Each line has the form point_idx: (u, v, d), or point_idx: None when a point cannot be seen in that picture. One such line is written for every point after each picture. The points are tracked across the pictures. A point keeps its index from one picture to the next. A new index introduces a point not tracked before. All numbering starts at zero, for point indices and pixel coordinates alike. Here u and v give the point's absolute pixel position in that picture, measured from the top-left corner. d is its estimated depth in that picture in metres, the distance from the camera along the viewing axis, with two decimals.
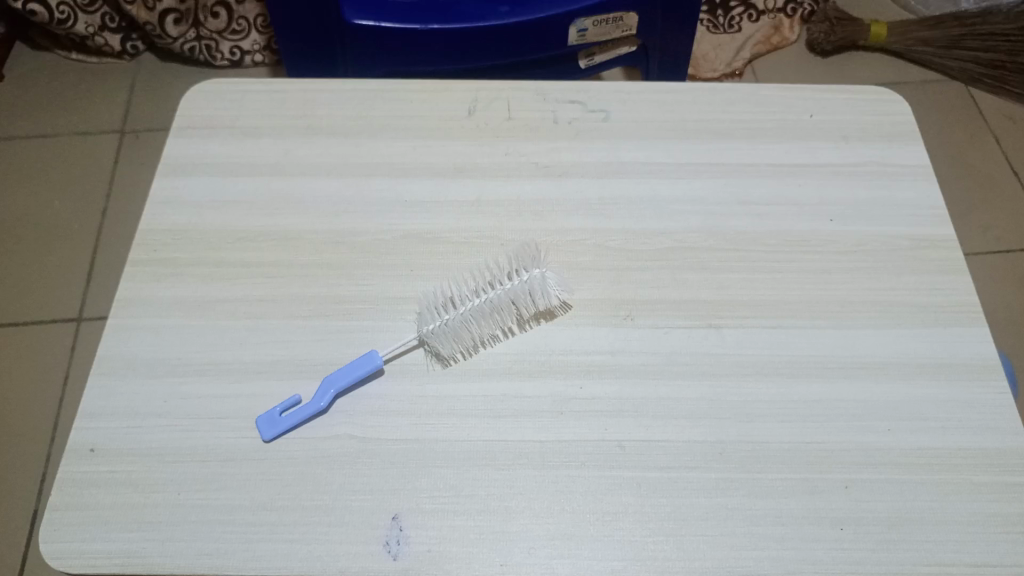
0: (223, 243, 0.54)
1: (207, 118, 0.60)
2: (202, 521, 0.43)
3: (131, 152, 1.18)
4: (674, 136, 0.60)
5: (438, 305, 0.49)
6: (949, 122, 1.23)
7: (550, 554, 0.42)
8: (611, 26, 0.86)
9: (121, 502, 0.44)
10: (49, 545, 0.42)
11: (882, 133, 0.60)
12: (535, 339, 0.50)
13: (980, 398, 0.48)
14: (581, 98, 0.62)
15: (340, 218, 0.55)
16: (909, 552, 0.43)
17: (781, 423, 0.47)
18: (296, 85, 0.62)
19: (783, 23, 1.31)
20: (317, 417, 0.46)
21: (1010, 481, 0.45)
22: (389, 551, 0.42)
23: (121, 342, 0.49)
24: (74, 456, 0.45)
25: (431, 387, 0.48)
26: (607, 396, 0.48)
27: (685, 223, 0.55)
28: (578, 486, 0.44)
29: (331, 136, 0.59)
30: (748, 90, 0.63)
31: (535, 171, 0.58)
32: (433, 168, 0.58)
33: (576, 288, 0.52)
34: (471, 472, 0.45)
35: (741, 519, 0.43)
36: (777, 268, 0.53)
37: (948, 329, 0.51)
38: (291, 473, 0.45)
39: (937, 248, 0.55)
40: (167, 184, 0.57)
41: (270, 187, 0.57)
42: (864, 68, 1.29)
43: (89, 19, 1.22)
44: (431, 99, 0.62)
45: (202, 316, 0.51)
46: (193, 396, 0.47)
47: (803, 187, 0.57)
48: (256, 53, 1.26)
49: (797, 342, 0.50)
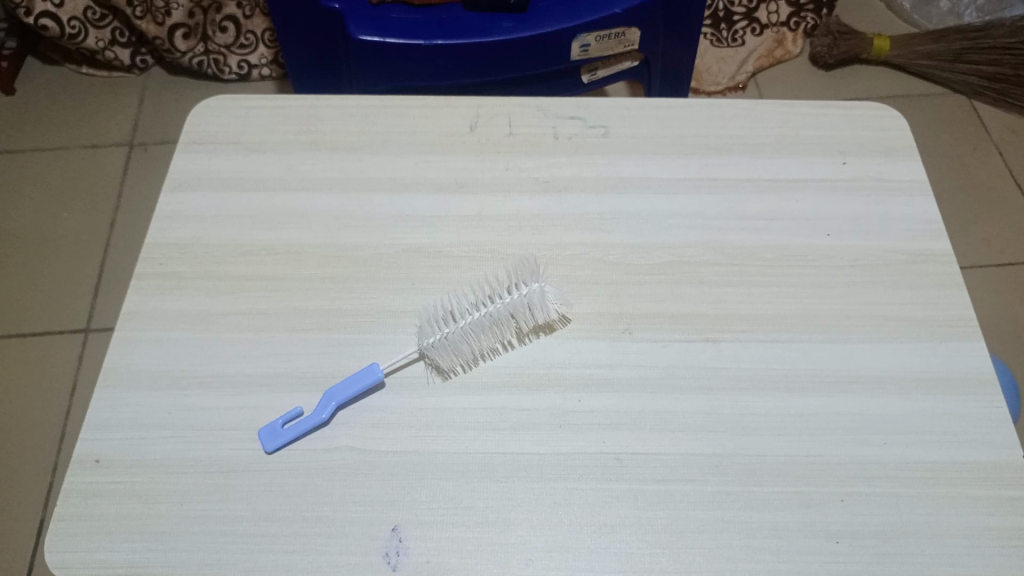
0: (227, 257, 0.55)
1: (213, 134, 0.61)
2: (204, 532, 0.44)
3: (140, 165, 1.20)
4: (674, 152, 0.61)
5: (438, 319, 0.50)
6: (951, 134, 1.23)
7: (547, 566, 0.43)
8: (614, 41, 0.87)
9: (125, 513, 0.44)
10: (54, 555, 0.43)
11: (880, 148, 0.61)
12: (535, 352, 0.50)
13: (979, 412, 0.48)
14: (581, 113, 0.63)
15: (343, 232, 0.56)
16: (904, 566, 0.43)
17: (778, 436, 0.47)
18: (301, 101, 0.63)
19: (786, 36, 1.32)
20: (318, 430, 0.47)
21: (1007, 495, 0.45)
22: (389, 562, 0.43)
23: (127, 354, 0.50)
24: (80, 467, 0.46)
25: (431, 399, 0.48)
26: (605, 408, 0.48)
27: (683, 237, 0.56)
28: (576, 498, 0.45)
29: (334, 152, 0.60)
30: (746, 106, 0.63)
31: (535, 186, 0.59)
32: (435, 183, 0.59)
33: (575, 301, 0.53)
34: (471, 484, 0.45)
35: (737, 532, 0.44)
36: (775, 282, 0.54)
37: (945, 344, 0.51)
38: (292, 484, 0.45)
39: (935, 263, 0.55)
40: (173, 199, 0.58)
41: (274, 202, 0.58)
42: (865, 82, 1.30)
43: (99, 33, 1.23)
44: (435, 116, 0.63)
45: (206, 329, 0.51)
46: (197, 408, 0.48)
47: (801, 202, 0.58)
48: (264, 67, 1.28)
49: (794, 356, 0.50)
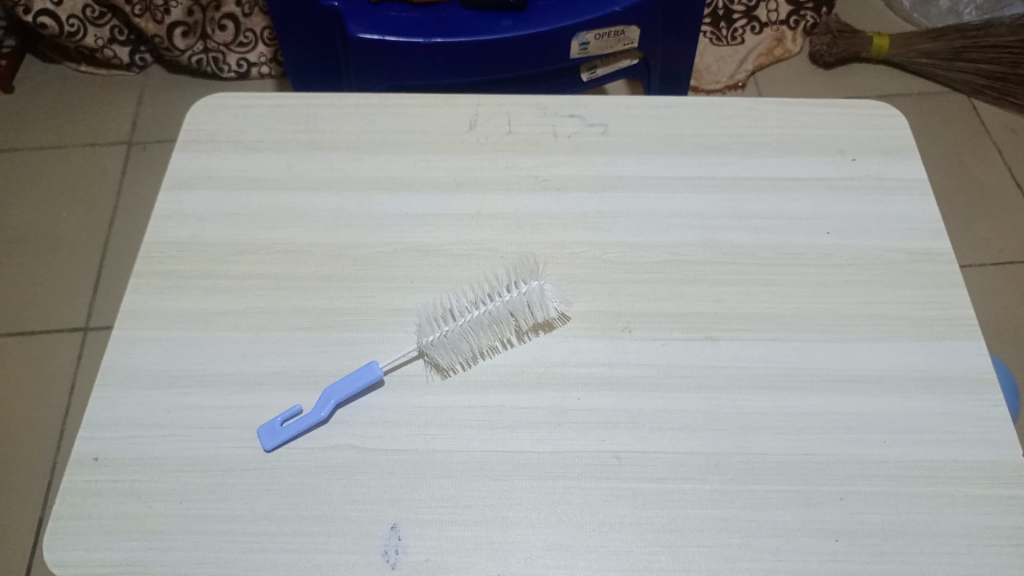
0: (226, 255, 0.55)
1: (212, 133, 0.61)
2: (204, 531, 0.44)
3: (139, 163, 1.20)
4: (673, 151, 0.61)
5: (437, 317, 0.50)
6: (950, 133, 1.23)
7: (547, 565, 0.43)
8: (613, 39, 0.87)
9: (124, 512, 0.44)
10: (53, 554, 0.43)
11: (880, 147, 0.61)
12: (534, 351, 0.50)
13: (977, 411, 0.48)
14: (580, 112, 0.63)
15: (342, 231, 0.56)
16: (903, 565, 0.43)
17: (777, 435, 0.47)
18: (299, 100, 0.63)
19: (785, 35, 1.32)
20: (317, 428, 0.47)
21: (1006, 494, 0.45)
22: (388, 561, 0.43)
23: (126, 353, 0.50)
24: (79, 466, 0.46)
25: (430, 398, 0.48)
26: (605, 407, 0.48)
27: (682, 236, 0.56)
28: (575, 497, 0.45)
29: (333, 150, 0.60)
30: (746, 105, 0.63)
31: (534, 185, 0.59)
32: (434, 182, 0.59)
33: (574, 300, 0.53)
34: (470, 483, 0.45)
35: (736, 531, 0.44)
36: (774, 281, 0.54)
37: (944, 343, 0.51)
38: (291, 483, 0.45)
39: (934, 262, 0.55)
40: (172, 197, 0.58)
41: (273, 201, 0.58)
42: (865, 80, 1.30)
43: (98, 31, 1.23)
44: (434, 115, 0.63)
45: (204, 328, 0.51)
46: (196, 407, 0.48)
47: (800, 201, 0.58)
48: (263, 66, 1.28)
49: (793, 355, 0.50)
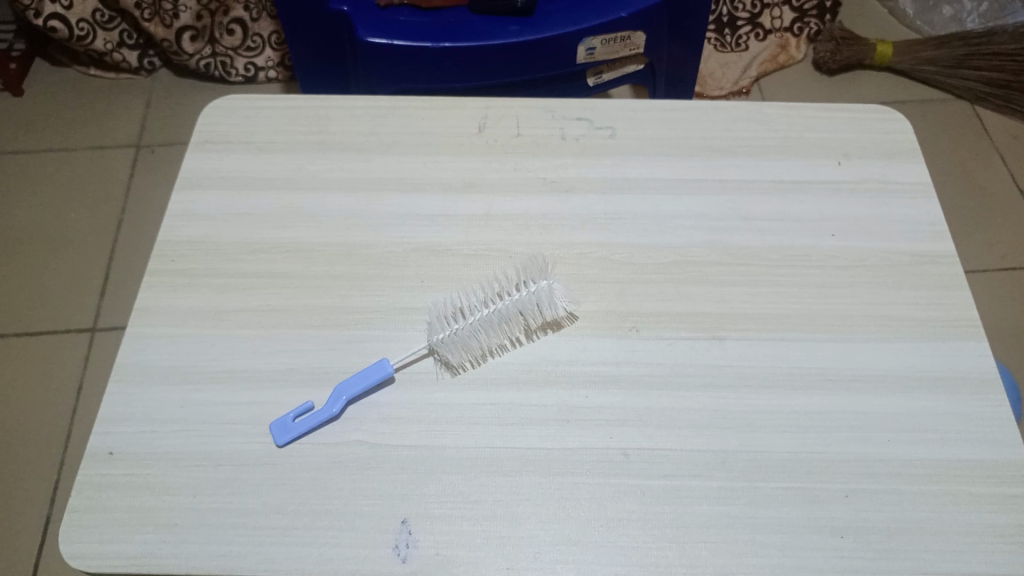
0: (238, 255, 0.56)
1: (225, 134, 0.62)
2: (216, 524, 0.44)
3: (146, 166, 1.21)
4: (678, 153, 0.61)
5: (447, 315, 0.51)
6: (953, 139, 1.24)
7: (554, 559, 0.43)
8: (619, 45, 0.87)
9: (138, 505, 0.45)
10: (69, 546, 0.44)
11: (884, 151, 0.62)
12: (541, 349, 0.51)
13: (981, 411, 0.49)
14: (587, 115, 0.64)
15: (352, 232, 0.57)
16: (907, 562, 0.43)
17: (782, 433, 0.48)
18: (311, 102, 0.64)
19: (789, 42, 1.33)
20: (328, 424, 0.48)
21: (1009, 492, 0.46)
22: (399, 554, 0.43)
23: (139, 350, 0.51)
24: (93, 460, 0.47)
25: (440, 395, 0.49)
26: (611, 405, 0.49)
27: (688, 238, 0.57)
28: (583, 493, 0.45)
29: (344, 152, 0.61)
30: (751, 109, 0.64)
31: (542, 186, 0.59)
32: (443, 183, 0.60)
33: (581, 299, 0.53)
34: (479, 478, 0.46)
35: (742, 527, 0.44)
36: (779, 282, 0.54)
37: (948, 343, 0.52)
38: (302, 478, 0.46)
39: (937, 264, 0.56)
40: (184, 198, 0.59)
41: (284, 200, 0.59)
42: (868, 87, 1.31)
43: (107, 35, 1.24)
44: (442, 116, 0.64)
45: (217, 327, 0.52)
46: (208, 403, 0.49)
47: (805, 203, 0.59)
48: (270, 70, 1.29)
49: (799, 355, 0.51)
